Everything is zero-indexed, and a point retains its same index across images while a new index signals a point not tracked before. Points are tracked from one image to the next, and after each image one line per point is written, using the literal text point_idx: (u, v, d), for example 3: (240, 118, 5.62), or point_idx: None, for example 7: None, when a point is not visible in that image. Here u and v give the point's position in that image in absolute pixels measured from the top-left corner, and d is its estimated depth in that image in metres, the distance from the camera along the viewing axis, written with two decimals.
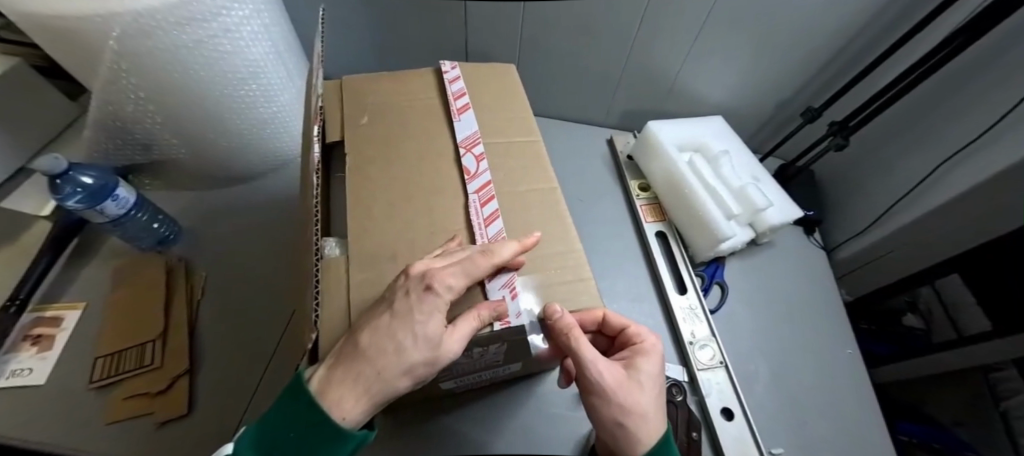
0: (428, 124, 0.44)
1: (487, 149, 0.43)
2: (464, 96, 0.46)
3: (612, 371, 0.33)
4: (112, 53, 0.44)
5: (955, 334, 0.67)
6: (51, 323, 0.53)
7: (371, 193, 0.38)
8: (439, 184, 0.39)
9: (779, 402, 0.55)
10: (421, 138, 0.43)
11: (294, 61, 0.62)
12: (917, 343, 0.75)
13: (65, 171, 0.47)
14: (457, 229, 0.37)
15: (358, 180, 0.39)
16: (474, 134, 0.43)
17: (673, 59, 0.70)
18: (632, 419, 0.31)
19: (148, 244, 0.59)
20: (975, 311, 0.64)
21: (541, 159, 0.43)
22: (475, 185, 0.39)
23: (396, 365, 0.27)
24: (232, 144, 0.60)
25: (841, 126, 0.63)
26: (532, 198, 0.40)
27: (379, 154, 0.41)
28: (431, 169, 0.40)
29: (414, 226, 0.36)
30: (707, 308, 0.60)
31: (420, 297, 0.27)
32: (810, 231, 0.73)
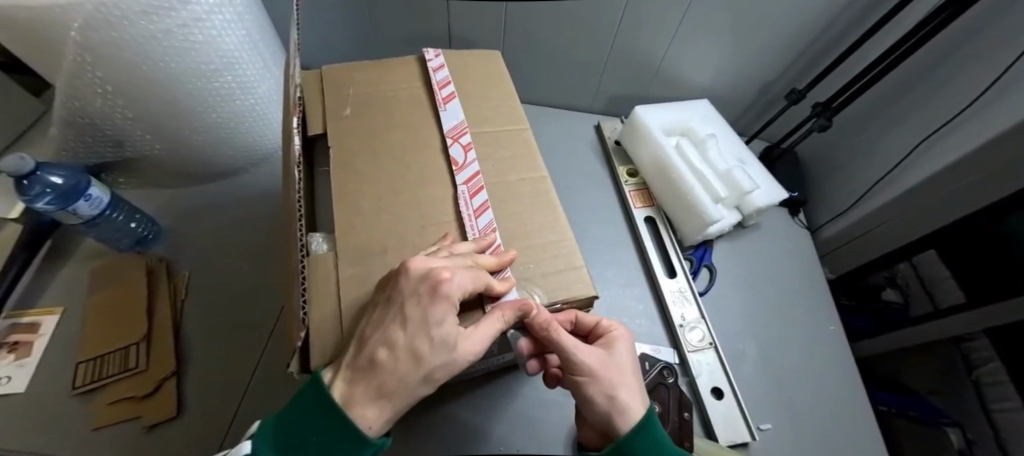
0: (414, 114, 0.43)
1: (475, 138, 0.42)
2: (449, 84, 0.45)
3: (593, 354, 0.33)
4: (75, 45, 0.42)
5: (932, 306, 0.70)
6: (28, 329, 0.51)
7: (358, 187, 0.37)
8: (428, 175, 0.39)
9: (766, 380, 0.57)
10: (406, 129, 0.42)
11: (271, 51, 0.60)
12: (896, 317, 0.77)
13: (33, 171, 0.45)
14: (448, 221, 0.36)
15: (343, 173, 0.38)
16: (461, 124, 0.42)
17: (658, 43, 0.69)
18: (618, 396, 0.31)
19: (127, 245, 0.57)
20: (950, 285, 0.66)
21: (530, 147, 0.43)
22: (464, 175, 0.39)
23: (416, 372, 0.27)
24: (211, 139, 0.58)
25: (824, 107, 0.63)
26: (521, 185, 0.40)
27: (364, 146, 0.40)
28: (417, 160, 0.40)
29: (404, 220, 0.36)
30: (696, 290, 0.61)
31: (431, 302, 0.28)
32: (795, 212, 0.74)
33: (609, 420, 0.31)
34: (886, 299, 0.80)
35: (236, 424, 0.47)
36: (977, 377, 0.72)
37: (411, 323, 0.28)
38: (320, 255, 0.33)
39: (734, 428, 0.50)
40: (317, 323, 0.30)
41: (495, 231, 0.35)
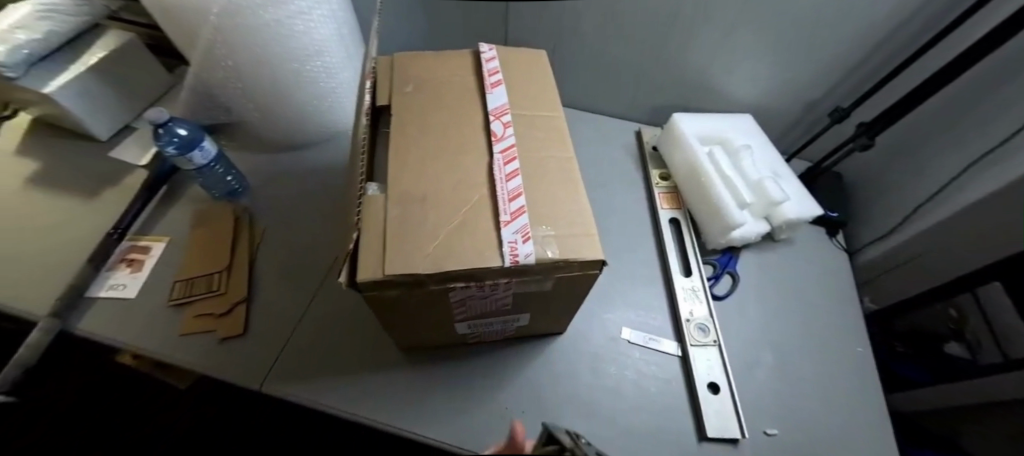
0: (465, 95, 0.50)
1: (514, 119, 0.48)
2: (498, 73, 0.52)
3: None
4: (211, 28, 0.54)
5: (1000, 358, 0.61)
6: (142, 251, 0.64)
7: (410, 148, 0.45)
8: (469, 145, 0.45)
9: (775, 389, 0.56)
10: (457, 106, 0.49)
11: (353, 44, 0.71)
12: (957, 371, 0.68)
13: (166, 122, 0.57)
14: (480, 183, 0.42)
15: (402, 138, 0.45)
16: (503, 106, 0.49)
17: (700, 57, 0.73)
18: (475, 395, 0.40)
19: (221, 194, 0.69)
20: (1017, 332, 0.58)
21: (561, 131, 0.48)
22: (499, 147, 0.45)
23: None
24: (297, 112, 0.69)
25: (867, 126, 0.63)
26: (548, 161, 0.45)
27: (420, 117, 0.47)
28: (461, 132, 0.46)
29: (445, 178, 0.42)
30: (711, 292, 0.63)
31: None
32: (834, 232, 0.72)
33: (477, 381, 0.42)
34: (952, 352, 0.71)
35: (286, 350, 0.55)
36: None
37: None
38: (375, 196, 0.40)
39: (724, 422, 0.52)
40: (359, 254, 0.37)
41: (520, 194, 0.41)
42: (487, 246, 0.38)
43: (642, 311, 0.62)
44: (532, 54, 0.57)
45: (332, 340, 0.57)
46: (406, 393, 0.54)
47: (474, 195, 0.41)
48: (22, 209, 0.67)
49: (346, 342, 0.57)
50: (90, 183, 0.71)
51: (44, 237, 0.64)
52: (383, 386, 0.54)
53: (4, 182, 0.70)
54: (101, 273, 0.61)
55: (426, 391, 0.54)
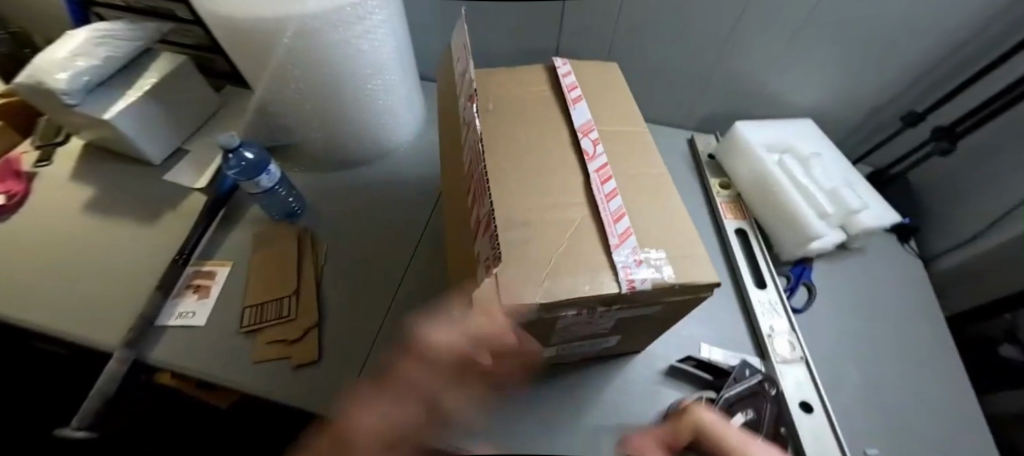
0: (546, 112, 0.49)
1: (602, 136, 0.47)
2: (576, 88, 0.51)
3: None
4: (283, 49, 0.53)
5: None
6: (208, 276, 0.63)
7: (503, 169, 0.43)
8: (562, 165, 0.44)
9: (867, 406, 0.54)
10: (540, 124, 0.48)
11: (407, 60, 0.70)
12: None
13: (236, 147, 0.57)
14: (583, 205, 0.41)
15: (493, 158, 0.44)
16: (589, 122, 0.47)
17: (760, 64, 0.71)
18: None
19: (281, 216, 0.68)
20: None
21: (649, 147, 0.47)
22: (595, 166, 0.43)
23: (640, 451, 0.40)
24: (353, 130, 0.68)
25: (947, 130, 0.62)
26: (645, 180, 0.44)
27: (506, 136, 0.46)
28: (551, 151, 0.45)
29: (545, 199, 0.41)
30: (789, 306, 0.61)
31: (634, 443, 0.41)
32: (906, 238, 0.70)
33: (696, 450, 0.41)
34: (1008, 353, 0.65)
35: (361, 376, 0.54)
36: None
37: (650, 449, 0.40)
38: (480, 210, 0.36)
39: (824, 443, 0.50)
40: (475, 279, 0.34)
41: (624, 215, 0.40)
42: (603, 271, 0.36)
43: (719, 326, 0.60)
44: (603, 67, 0.56)
45: (404, 364, 0.56)
46: (486, 419, 0.52)
47: (578, 218, 0.40)
48: (83, 237, 0.66)
49: None
50: (148, 208, 0.71)
51: (108, 264, 0.63)
52: None
53: (63, 209, 0.70)
54: (168, 300, 0.60)
55: (510, 415, 0.53)
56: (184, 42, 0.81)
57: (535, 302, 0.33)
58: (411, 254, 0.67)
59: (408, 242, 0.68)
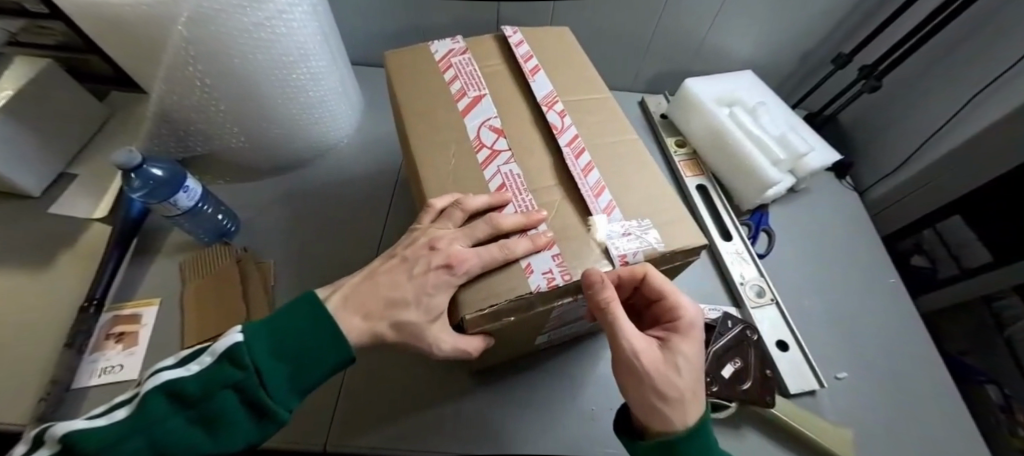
0: (505, 87, 0.45)
1: (567, 106, 0.44)
2: (532, 58, 0.47)
3: (650, 352, 0.34)
4: (179, 40, 0.44)
5: (958, 268, 0.82)
6: (131, 321, 0.53)
7: (470, 155, 0.39)
8: (531, 144, 0.41)
9: (832, 333, 0.59)
10: (501, 101, 0.44)
11: (335, 44, 0.62)
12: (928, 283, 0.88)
13: (139, 165, 0.47)
14: (562, 185, 0.39)
15: (455, 144, 0.40)
16: (551, 93, 0.44)
17: (702, 20, 0.71)
18: (670, 344, 0.36)
19: (212, 237, 0.59)
20: (976, 247, 0.78)
21: (614, 113, 0.45)
22: (563, 139, 0.41)
23: (665, 383, 0.33)
24: (285, 130, 0.60)
25: (872, 69, 0.66)
26: (618, 148, 0.42)
27: (464, 116, 0.42)
28: (516, 129, 0.42)
29: (520, 183, 0.38)
30: (754, 252, 0.64)
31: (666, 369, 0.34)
32: (842, 175, 0.76)
33: (645, 359, 0.34)
34: (916, 264, 0.90)
35: (342, 400, 0.49)
36: (1008, 335, 0.86)
37: (657, 375, 0.33)
38: (508, 197, 0.37)
39: (801, 375, 0.53)
40: (517, 246, 0.33)
41: (605, 188, 0.38)
42: (593, 249, 0.35)
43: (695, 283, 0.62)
44: (556, 35, 0.52)
45: (388, 379, 0.51)
46: (486, 417, 0.50)
47: (555, 198, 0.38)
48: None
49: (402, 377, 0.52)
50: (35, 250, 0.58)
51: None
52: (456, 414, 0.50)
53: None
54: (85, 358, 0.50)
55: (508, 409, 0.51)
56: (36, 42, 0.66)
57: (530, 293, 0.31)
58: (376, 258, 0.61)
59: (370, 245, 0.62)
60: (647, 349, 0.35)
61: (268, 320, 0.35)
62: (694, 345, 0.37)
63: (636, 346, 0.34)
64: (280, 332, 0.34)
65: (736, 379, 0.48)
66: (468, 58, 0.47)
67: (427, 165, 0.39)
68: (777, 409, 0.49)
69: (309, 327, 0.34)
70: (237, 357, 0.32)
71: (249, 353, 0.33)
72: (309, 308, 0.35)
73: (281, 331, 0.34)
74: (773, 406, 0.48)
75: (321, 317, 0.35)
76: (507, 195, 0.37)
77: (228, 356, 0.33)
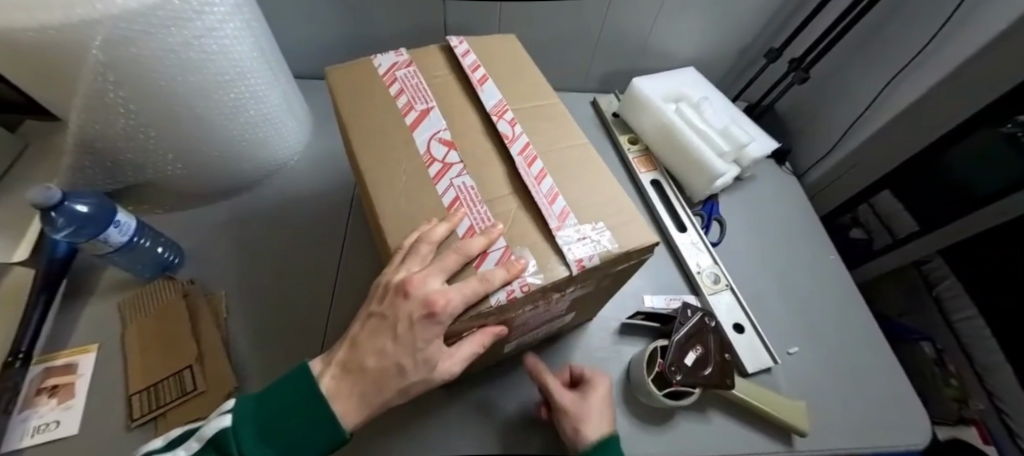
0: (453, 99, 0.45)
1: (518, 114, 0.45)
2: (480, 68, 0.47)
3: (567, 394, 0.45)
4: (95, 65, 0.40)
5: (891, 238, 0.90)
6: (66, 371, 0.49)
7: (422, 170, 0.39)
8: (482, 154, 0.41)
9: (782, 311, 0.63)
10: (452, 113, 0.44)
11: (275, 60, 0.60)
12: (868, 251, 0.96)
13: (60, 201, 0.42)
14: (513, 194, 0.39)
15: (407, 160, 0.39)
16: (501, 103, 0.45)
17: (645, 20, 0.74)
18: (584, 388, 0.47)
19: (153, 272, 0.55)
20: (903, 216, 0.85)
21: (562, 119, 0.46)
22: (513, 147, 0.41)
23: (578, 413, 0.44)
24: (227, 152, 0.57)
25: (800, 62, 0.71)
26: (566, 156, 0.43)
27: (413, 130, 0.42)
28: (468, 141, 0.42)
29: (474, 195, 0.38)
30: (708, 241, 0.68)
31: (580, 401, 0.45)
32: (782, 162, 0.81)
33: (568, 408, 0.44)
34: (854, 236, 0.98)
35: None
36: (935, 293, 0.97)
37: (572, 407, 0.44)
38: (464, 212, 0.36)
39: (757, 354, 0.56)
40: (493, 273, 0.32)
41: (559, 194, 0.39)
42: (549, 256, 0.35)
43: (656, 275, 0.64)
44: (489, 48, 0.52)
45: None
46: (464, 431, 0.49)
47: (509, 208, 0.38)
48: None
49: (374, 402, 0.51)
50: None
51: None
52: (432, 432, 0.49)
53: None
54: (13, 418, 0.45)
55: (486, 421, 0.50)
56: None
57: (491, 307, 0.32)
58: (337, 277, 0.60)
59: (331, 265, 0.61)
60: (567, 395, 0.45)
61: (260, 401, 0.35)
62: (605, 383, 0.48)
63: (558, 391, 0.45)
64: (269, 416, 0.34)
65: (698, 366, 0.51)
66: (413, 71, 0.46)
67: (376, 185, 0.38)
68: (738, 389, 0.52)
69: (293, 409, 0.34)
70: (222, 444, 0.32)
71: (236, 442, 0.32)
72: (299, 388, 0.35)
73: (269, 416, 0.34)
74: (733, 388, 0.51)
75: (312, 395, 0.34)
76: (461, 208, 0.37)
77: (215, 441, 0.33)
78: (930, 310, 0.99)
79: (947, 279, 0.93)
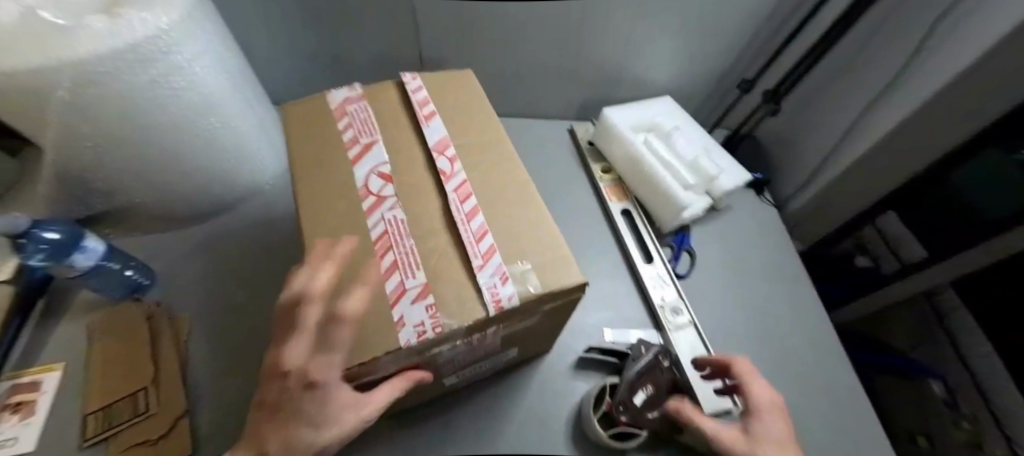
0: (399, 134, 0.46)
1: (461, 150, 0.46)
2: (429, 104, 0.49)
3: (725, 427, 0.41)
4: (61, 104, 0.44)
5: (898, 262, 0.85)
6: (30, 389, 0.51)
7: (355, 204, 0.40)
8: (419, 189, 0.42)
9: (750, 349, 0.61)
10: (396, 148, 0.45)
11: (252, 92, 0.63)
12: (872, 279, 0.90)
13: (27, 228, 0.47)
14: (444, 230, 0.40)
15: (343, 194, 0.41)
16: (444, 138, 0.46)
17: (617, 51, 0.75)
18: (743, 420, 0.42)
19: (123, 293, 0.58)
20: (909, 240, 0.82)
21: (505, 152, 0.47)
22: (450, 184, 0.42)
23: (738, 441, 0.40)
24: (199, 179, 0.60)
25: (773, 93, 0.70)
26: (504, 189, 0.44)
27: (353, 164, 0.43)
28: (407, 175, 0.43)
29: (403, 230, 0.39)
30: (674, 274, 0.66)
31: (746, 432, 0.41)
32: (761, 191, 0.79)
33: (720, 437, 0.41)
34: (860, 264, 0.94)
35: None
36: (947, 324, 0.90)
37: (734, 440, 0.40)
38: (390, 247, 0.37)
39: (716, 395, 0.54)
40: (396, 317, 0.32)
41: (487, 231, 0.39)
42: (465, 296, 0.35)
43: (619, 307, 0.63)
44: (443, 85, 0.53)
45: None
46: None
47: (436, 244, 0.39)
48: None
49: None
50: None
51: None
52: None
53: None
54: None
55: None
56: None
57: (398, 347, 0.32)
58: None
59: None
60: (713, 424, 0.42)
61: None
62: (768, 399, 0.43)
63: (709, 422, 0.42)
64: None
65: (647, 407, 0.49)
66: (364, 106, 0.48)
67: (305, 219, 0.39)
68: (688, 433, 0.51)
69: None
70: None
71: None
72: None
73: None
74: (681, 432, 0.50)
75: None
76: (387, 244, 0.37)
77: None
78: (943, 345, 0.91)
79: (959, 309, 0.86)
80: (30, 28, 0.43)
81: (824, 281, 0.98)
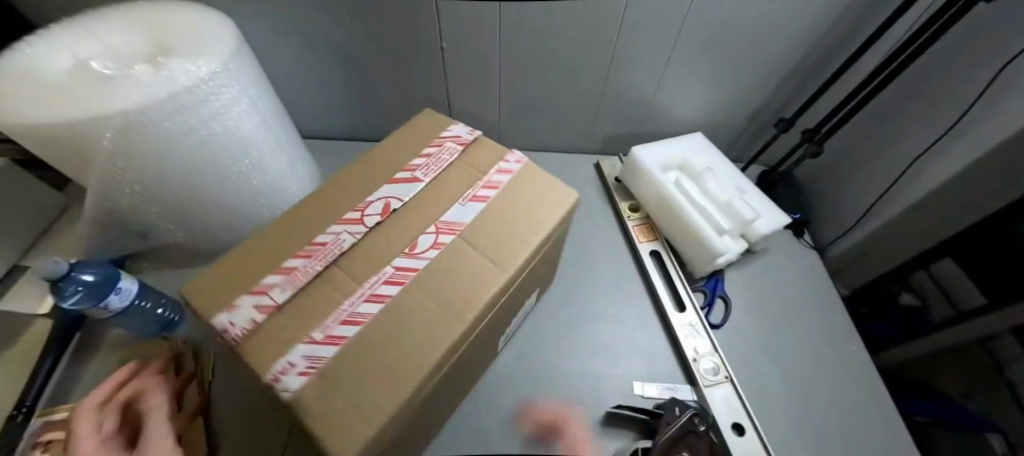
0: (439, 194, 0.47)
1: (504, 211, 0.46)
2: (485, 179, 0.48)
3: None
4: (106, 151, 0.45)
5: (955, 309, 0.66)
6: (64, 426, 0.51)
7: (368, 255, 0.42)
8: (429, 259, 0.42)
9: (794, 411, 0.57)
10: (428, 208, 0.46)
11: (285, 131, 0.65)
12: (924, 324, 0.71)
13: (66, 272, 0.47)
14: (426, 299, 0.39)
15: (365, 241, 0.43)
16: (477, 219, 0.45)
17: (647, 88, 0.74)
18: None
19: (153, 330, 0.58)
20: (970, 285, 0.63)
21: (527, 242, 0.43)
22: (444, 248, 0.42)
23: None
24: (232, 218, 0.61)
25: (814, 133, 0.66)
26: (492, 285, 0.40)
27: (389, 182, 0.48)
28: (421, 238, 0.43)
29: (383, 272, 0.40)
30: (708, 323, 0.63)
31: None
32: (800, 233, 0.75)
33: None
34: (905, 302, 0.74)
35: None
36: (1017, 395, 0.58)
37: None
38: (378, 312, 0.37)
39: None
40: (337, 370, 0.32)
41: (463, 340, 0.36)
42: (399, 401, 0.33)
43: (648, 358, 0.60)
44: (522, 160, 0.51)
45: None
46: None
47: (406, 302, 0.38)
48: None
49: None
50: None
51: None
52: None
53: None
54: None
55: None
56: None
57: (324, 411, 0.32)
58: None
59: None
60: None
61: None
62: None
63: None
64: None
65: None
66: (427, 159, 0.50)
67: (323, 208, 0.45)
68: None
69: None
70: None
71: None
72: None
73: None
74: None
75: None
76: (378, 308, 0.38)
77: None
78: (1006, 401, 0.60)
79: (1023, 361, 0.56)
80: (80, 81, 0.45)
81: (860, 318, 0.80)
